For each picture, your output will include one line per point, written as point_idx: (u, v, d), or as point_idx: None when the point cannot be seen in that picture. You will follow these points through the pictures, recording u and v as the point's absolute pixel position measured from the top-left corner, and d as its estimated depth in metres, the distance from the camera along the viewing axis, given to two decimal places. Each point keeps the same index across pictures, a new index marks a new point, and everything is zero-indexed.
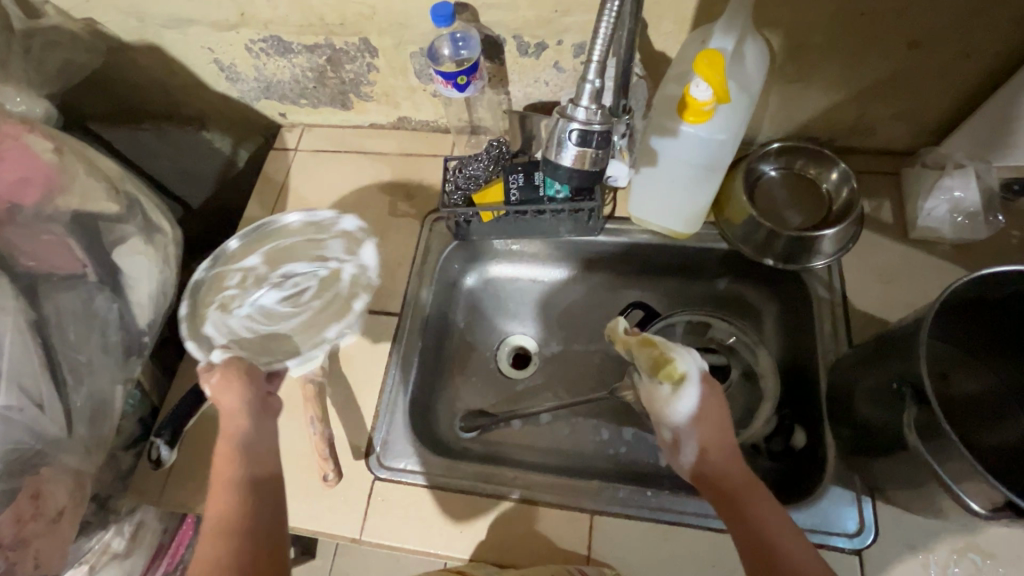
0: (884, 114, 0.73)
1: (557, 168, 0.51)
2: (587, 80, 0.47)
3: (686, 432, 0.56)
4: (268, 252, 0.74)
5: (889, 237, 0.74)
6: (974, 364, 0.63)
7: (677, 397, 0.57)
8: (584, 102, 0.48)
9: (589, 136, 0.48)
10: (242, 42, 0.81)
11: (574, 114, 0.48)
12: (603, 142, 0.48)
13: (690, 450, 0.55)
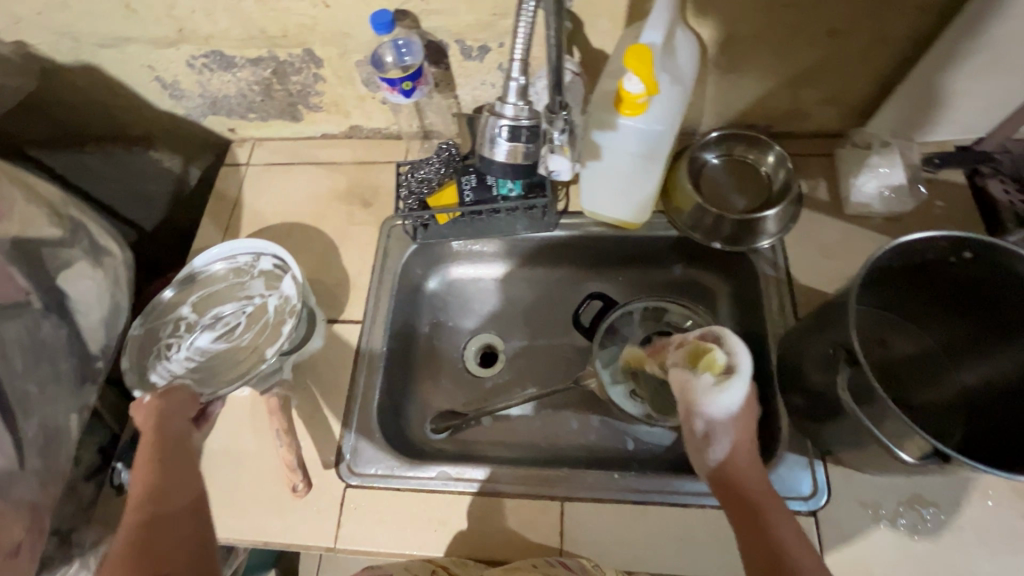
0: (813, 99, 0.77)
1: (492, 164, 0.54)
2: (513, 78, 0.51)
3: (721, 428, 0.54)
4: (196, 298, 0.75)
5: (826, 214, 0.78)
6: (910, 327, 0.67)
7: (721, 390, 0.54)
8: (511, 99, 0.51)
9: (519, 131, 0.52)
10: (183, 58, 0.80)
11: (502, 112, 0.52)
12: (532, 136, 0.52)
13: (719, 448, 0.55)
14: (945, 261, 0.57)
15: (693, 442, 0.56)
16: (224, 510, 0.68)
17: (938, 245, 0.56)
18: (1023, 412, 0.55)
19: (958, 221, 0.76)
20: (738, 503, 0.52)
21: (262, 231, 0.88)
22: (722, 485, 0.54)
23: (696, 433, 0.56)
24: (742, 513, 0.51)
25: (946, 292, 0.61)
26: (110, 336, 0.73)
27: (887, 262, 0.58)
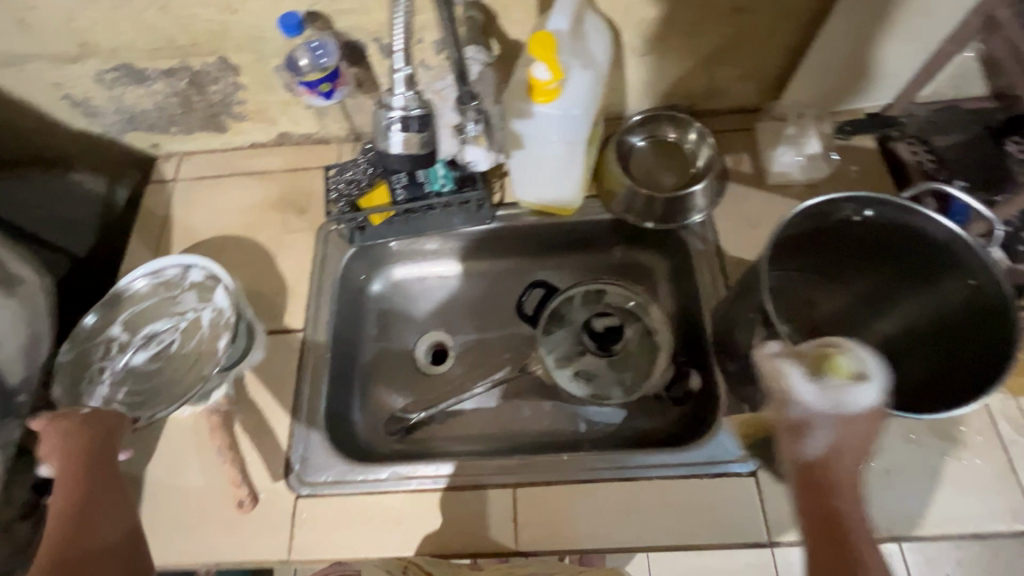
0: (729, 76, 0.80)
1: (389, 157, 0.55)
2: (398, 68, 0.51)
3: (824, 421, 0.45)
4: (127, 317, 0.73)
5: (752, 186, 0.81)
6: (833, 286, 0.70)
7: (850, 394, 0.44)
8: (399, 90, 0.52)
9: (409, 121, 0.52)
10: (92, 74, 0.77)
11: (391, 103, 0.52)
12: (424, 125, 0.53)
13: (818, 447, 0.45)
14: (849, 221, 0.61)
15: (783, 431, 0.47)
16: (170, 534, 0.66)
17: (838, 207, 0.59)
18: (930, 357, 0.62)
19: (872, 183, 0.80)
20: (825, 524, 0.43)
21: (195, 246, 0.85)
22: (810, 490, 0.45)
23: (787, 421, 0.47)
24: (826, 535, 0.43)
25: (855, 251, 0.65)
26: (31, 365, 0.69)
27: (797, 228, 0.61)
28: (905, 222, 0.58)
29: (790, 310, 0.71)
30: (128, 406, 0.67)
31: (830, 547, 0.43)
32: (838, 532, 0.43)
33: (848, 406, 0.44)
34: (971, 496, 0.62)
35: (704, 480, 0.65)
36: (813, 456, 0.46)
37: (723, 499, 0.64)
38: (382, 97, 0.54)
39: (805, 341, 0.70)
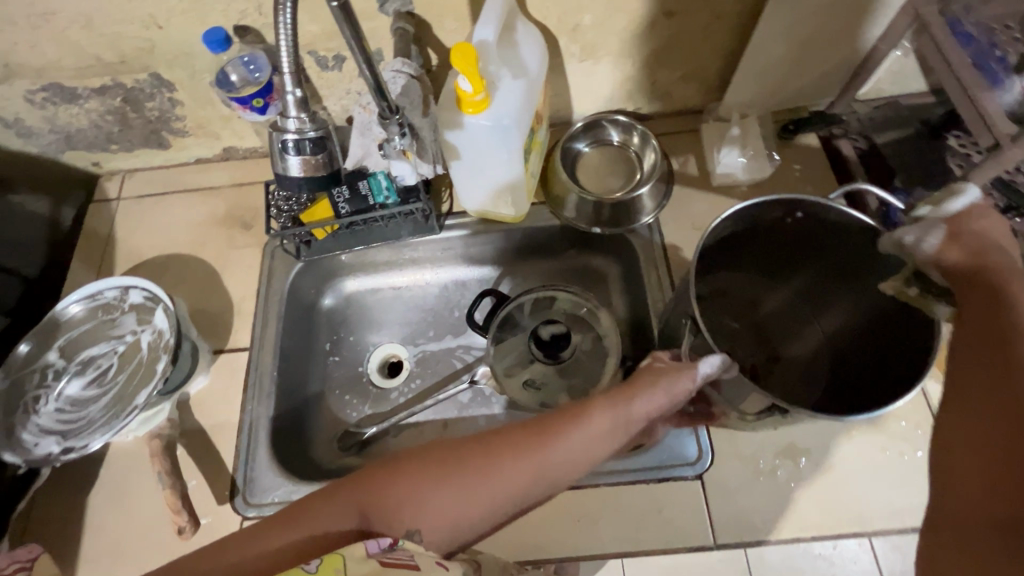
0: (670, 79, 0.80)
1: (289, 177, 0.64)
2: (288, 93, 0.57)
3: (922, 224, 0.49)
4: (62, 343, 0.71)
5: (697, 188, 0.81)
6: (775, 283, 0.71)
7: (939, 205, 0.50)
8: (292, 113, 0.59)
9: (303, 144, 0.61)
10: (20, 95, 0.75)
11: (286, 127, 0.60)
12: (316, 147, 0.61)
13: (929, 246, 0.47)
14: (782, 222, 0.61)
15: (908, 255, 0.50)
16: (109, 564, 0.64)
17: (774, 207, 0.58)
18: (869, 352, 0.62)
19: (815, 181, 0.81)
20: (982, 340, 0.39)
21: (139, 266, 0.84)
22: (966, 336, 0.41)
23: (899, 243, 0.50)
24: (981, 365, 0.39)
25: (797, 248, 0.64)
26: None
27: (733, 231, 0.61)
28: (835, 222, 0.58)
29: (735, 309, 0.71)
30: (62, 436, 0.65)
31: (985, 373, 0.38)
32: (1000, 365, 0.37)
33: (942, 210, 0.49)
34: (909, 488, 0.63)
35: (652, 485, 0.64)
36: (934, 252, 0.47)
37: (671, 503, 0.64)
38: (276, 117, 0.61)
39: (750, 340, 0.71)
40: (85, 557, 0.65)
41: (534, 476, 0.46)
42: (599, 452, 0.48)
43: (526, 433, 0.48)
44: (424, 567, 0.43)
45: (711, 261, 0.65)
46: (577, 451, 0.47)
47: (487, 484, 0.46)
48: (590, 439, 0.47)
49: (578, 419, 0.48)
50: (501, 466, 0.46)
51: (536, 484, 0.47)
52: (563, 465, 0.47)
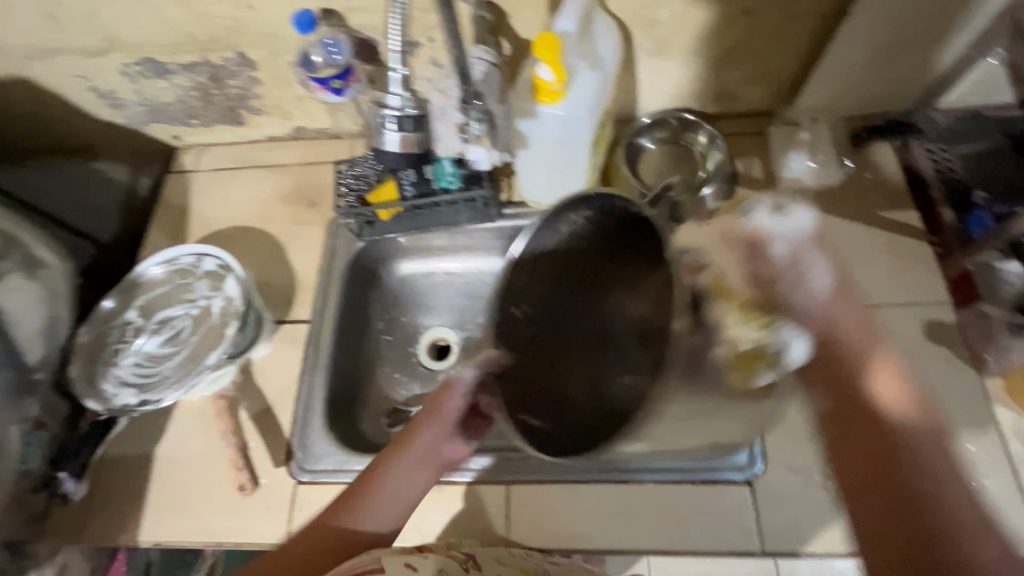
0: (741, 80, 0.79)
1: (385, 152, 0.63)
2: (393, 69, 0.57)
3: (816, 256, 0.55)
4: (141, 302, 0.75)
5: (762, 192, 0.80)
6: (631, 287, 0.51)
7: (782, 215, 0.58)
8: (396, 89, 0.59)
9: (405, 120, 0.60)
10: (116, 67, 0.80)
11: (389, 104, 0.60)
12: (416, 124, 0.60)
13: (821, 281, 0.54)
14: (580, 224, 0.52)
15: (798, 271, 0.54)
16: (172, 513, 0.68)
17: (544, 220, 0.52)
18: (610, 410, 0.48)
19: (886, 191, 0.78)
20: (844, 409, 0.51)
21: (211, 236, 0.88)
22: (831, 390, 0.52)
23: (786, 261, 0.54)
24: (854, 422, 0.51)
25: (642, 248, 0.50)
26: (49, 346, 0.70)
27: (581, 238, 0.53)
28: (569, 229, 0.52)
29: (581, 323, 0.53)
30: (138, 388, 0.69)
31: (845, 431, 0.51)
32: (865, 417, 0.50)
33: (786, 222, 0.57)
34: None
35: (698, 486, 0.64)
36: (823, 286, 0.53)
37: (718, 505, 0.63)
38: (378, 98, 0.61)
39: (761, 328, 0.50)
40: (150, 505, 0.68)
41: (367, 522, 0.52)
42: (413, 484, 0.54)
43: (348, 493, 0.54)
44: (389, 569, 0.46)
45: (575, 256, 0.53)
46: (399, 484, 0.54)
47: (336, 541, 0.51)
48: (400, 474, 0.54)
49: (386, 462, 0.54)
50: (340, 520, 0.52)
51: (376, 529, 0.52)
52: (391, 502, 0.53)
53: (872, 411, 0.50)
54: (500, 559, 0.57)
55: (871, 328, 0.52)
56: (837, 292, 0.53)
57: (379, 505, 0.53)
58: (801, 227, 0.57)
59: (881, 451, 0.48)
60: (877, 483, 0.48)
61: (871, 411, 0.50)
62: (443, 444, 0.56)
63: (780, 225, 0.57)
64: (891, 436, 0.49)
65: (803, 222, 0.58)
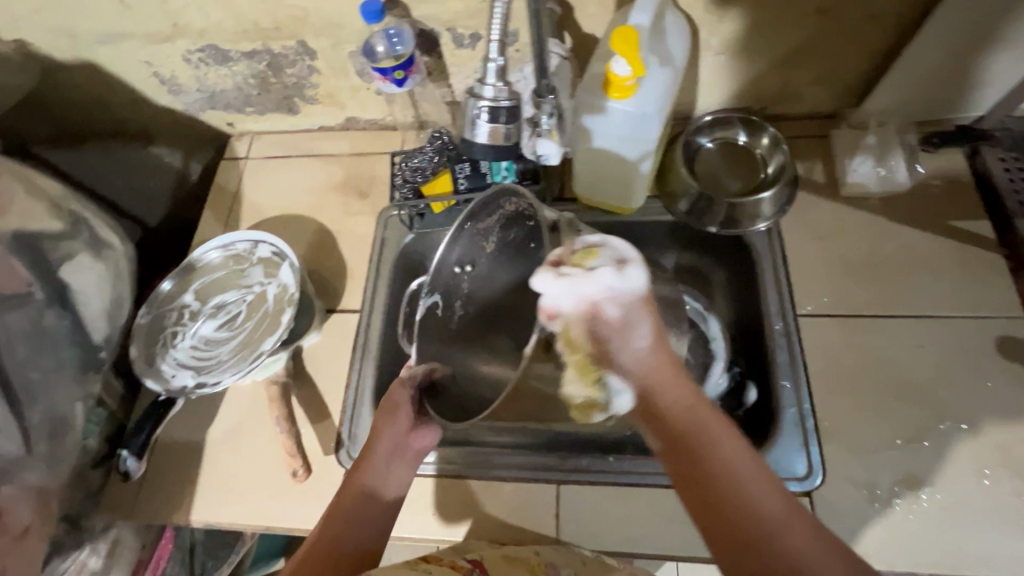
0: (807, 80, 0.77)
1: (475, 145, 0.52)
2: (491, 58, 0.50)
3: (634, 309, 0.48)
4: (198, 286, 0.76)
5: (823, 196, 0.78)
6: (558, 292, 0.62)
7: (613, 270, 0.48)
8: (490, 80, 0.49)
9: (498, 112, 0.50)
10: (180, 54, 0.81)
11: (482, 93, 0.50)
12: (511, 116, 0.50)
13: (639, 340, 0.49)
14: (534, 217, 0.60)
15: (615, 334, 0.49)
16: (223, 494, 0.69)
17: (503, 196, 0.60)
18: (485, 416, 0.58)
19: (955, 200, 0.75)
20: (674, 449, 0.48)
21: (262, 223, 0.88)
22: (655, 427, 0.49)
23: (609, 323, 0.49)
24: (681, 464, 0.48)
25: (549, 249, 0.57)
26: (113, 326, 0.68)
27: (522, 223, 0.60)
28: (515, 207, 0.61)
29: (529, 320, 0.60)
30: (196, 370, 0.71)
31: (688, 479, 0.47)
32: (688, 460, 0.47)
33: (616, 285, 0.48)
34: None
35: None
36: (642, 343, 0.49)
37: None
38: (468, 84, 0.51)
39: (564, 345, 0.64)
40: (202, 486, 0.69)
41: (377, 509, 0.57)
42: (391, 482, 0.59)
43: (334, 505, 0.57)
44: None
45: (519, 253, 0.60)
46: (382, 484, 0.58)
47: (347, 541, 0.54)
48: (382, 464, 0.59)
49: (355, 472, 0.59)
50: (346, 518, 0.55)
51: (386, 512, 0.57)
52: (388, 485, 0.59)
53: (690, 453, 0.47)
54: (509, 558, 0.58)
55: (668, 374, 0.49)
56: (653, 351, 0.49)
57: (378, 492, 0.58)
58: (637, 287, 0.48)
59: (708, 507, 0.46)
60: (721, 537, 0.45)
61: (693, 445, 0.47)
62: (407, 439, 0.60)
63: (616, 283, 0.48)
64: (692, 466, 0.47)
65: (636, 279, 0.48)
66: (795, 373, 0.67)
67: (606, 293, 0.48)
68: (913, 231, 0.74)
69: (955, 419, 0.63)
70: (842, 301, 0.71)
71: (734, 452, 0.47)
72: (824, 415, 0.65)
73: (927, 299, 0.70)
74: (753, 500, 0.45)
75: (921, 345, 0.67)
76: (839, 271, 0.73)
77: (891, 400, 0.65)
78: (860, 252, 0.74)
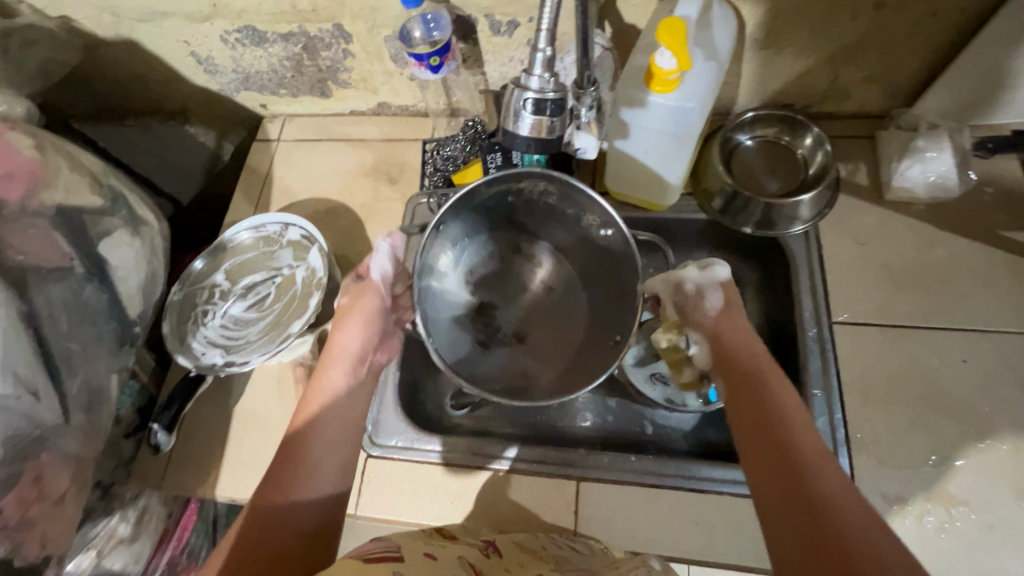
0: (857, 77, 0.74)
1: (515, 139, 0.48)
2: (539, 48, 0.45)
3: (710, 286, 0.61)
4: (229, 266, 0.77)
5: (865, 200, 0.75)
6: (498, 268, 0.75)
7: (708, 268, 0.62)
8: (536, 70, 0.45)
9: (544, 104, 0.45)
10: (218, 33, 0.81)
11: (528, 84, 0.46)
12: (558, 109, 0.46)
13: (713, 301, 0.60)
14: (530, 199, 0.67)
15: (688, 300, 0.62)
16: (248, 471, 0.70)
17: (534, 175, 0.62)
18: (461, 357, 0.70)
19: (1008, 209, 0.71)
20: (736, 372, 0.55)
21: (292, 205, 0.89)
22: (723, 358, 0.57)
23: (688, 293, 0.62)
24: (741, 385, 0.53)
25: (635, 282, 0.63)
26: (148, 302, 0.70)
27: (504, 197, 0.67)
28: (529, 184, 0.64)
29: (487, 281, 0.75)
30: (225, 349, 0.72)
31: (744, 394, 0.53)
32: (748, 380, 0.53)
33: (705, 276, 0.61)
34: None
35: None
36: (715, 305, 0.60)
37: None
38: (512, 77, 0.47)
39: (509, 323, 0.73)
40: (227, 462, 0.71)
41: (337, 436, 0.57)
42: (353, 395, 0.61)
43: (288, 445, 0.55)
44: (409, 557, 0.47)
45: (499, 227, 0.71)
46: (336, 428, 0.57)
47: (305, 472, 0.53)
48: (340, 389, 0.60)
49: (321, 377, 0.62)
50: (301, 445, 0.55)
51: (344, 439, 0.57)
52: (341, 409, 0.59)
53: (752, 375, 0.54)
54: (521, 544, 0.57)
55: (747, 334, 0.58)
56: (725, 313, 0.59)
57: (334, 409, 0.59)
58: (720, 277, 0.61)
59: (760, 414, 0.50)
60: (759, 445, 0.48)
61: (754, 382, 0.53)
62: (372, 352, 0.65)
63: (705, 273, 0.61)
64: (751, 384, 0.53)
65: (723, 272, 0.62)
66: (826, 381, 0.66)
67: (706, 279, 0.61)
68: (961, 239, 0.71)
69: (995, 436, 0.61)
70: (881, 309, 0.69)
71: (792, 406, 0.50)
72: (856, 425, 0.63)
73: (972, 311, 0.67)
74: (794, 431, 0.48)
75: (963, 359, 0.65)
76: (880, 277, 0.70)
77: (929, 413, 0.63)
78: (903, 259, 0.71)
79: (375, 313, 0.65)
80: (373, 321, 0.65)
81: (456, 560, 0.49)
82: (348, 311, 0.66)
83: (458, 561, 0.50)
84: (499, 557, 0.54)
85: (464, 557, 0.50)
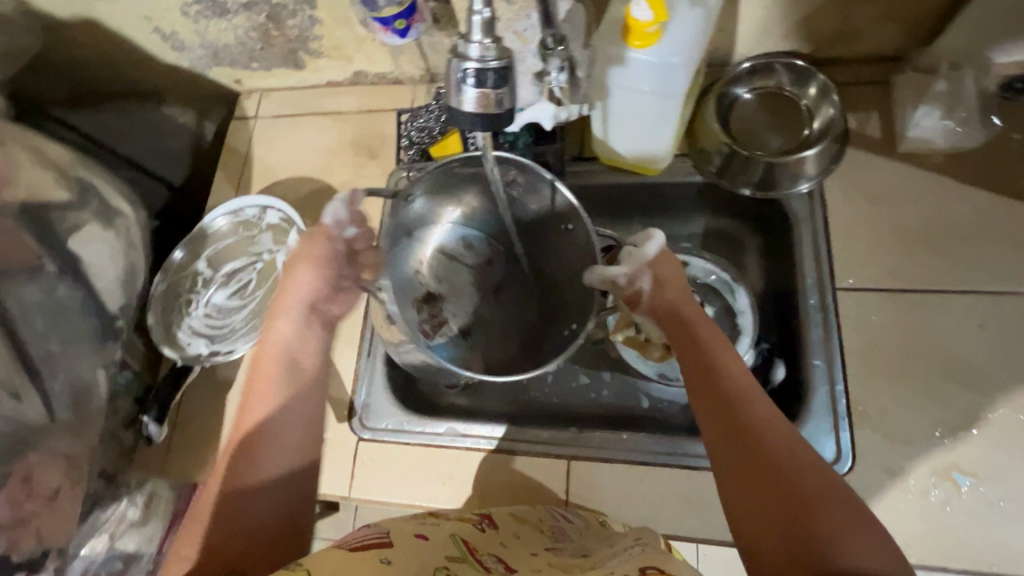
0: (870, 15, 0.66)
1: (459, 116, 0.43)
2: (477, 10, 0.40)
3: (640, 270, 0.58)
4: (209, 253, 0.76)
5: (877, 153, 0.69)
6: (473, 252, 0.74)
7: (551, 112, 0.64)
8: (475, 37, 0.41)
9: (485, 74, 0.40)
10: (177, 7, 0.77)
11: (467, 52, 0.41)
12: (502, 79, 0.41)
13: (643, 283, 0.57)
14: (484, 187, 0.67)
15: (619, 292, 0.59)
16: None
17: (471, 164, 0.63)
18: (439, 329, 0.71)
19: None
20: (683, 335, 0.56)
21: (273, 186, 0.86)
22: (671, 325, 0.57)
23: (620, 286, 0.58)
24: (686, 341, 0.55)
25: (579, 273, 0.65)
26: (128, 294, 0.71)
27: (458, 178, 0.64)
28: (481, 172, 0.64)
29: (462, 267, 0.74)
30: (210, 339, 0.72)
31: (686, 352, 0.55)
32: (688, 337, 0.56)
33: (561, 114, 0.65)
34: None
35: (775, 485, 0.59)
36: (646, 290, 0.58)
37: None
38: (453, 48, 0.43)
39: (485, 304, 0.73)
40: None
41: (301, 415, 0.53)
42: (303, 350, 0.57)
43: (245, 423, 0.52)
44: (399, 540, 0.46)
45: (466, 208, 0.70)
46: (302, 399, 0.54)
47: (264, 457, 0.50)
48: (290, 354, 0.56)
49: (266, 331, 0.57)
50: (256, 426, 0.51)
51: (301, 418, 0.53)
52: (299, 385, 0.54)
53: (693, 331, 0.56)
54: (520, 517, 0.56)
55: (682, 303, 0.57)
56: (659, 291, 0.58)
57: (289, 379, 0.54)
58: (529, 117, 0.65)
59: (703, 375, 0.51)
60: (717, 407, 0.49)
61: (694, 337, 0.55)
62: (323, 303, 0.59)
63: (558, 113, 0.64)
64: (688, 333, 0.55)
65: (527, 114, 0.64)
66: (828, 351, 0.62)
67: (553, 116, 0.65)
68: (983, 194, 0.65)
69: (1010, 407, 0.58)
70: (892, 275, 0.64)
71: (704, 325, 0.56)
72: (859, 398, 0.60)
73: (989, 271, 0.62)
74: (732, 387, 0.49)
75: (979, 326, 0.61)
76: (891, 239, 0.65)
77: (940, 384, 0.59)
78: (918, 218, 0.66)
79: (325, 262, 0.60)
80: (324, 270, 0.59)
81: (448, 539, 0.48)
82: (295, 260, 0.60)
83: (451, 539, 0.48)
84: (494, 530, 0.53)
85: (456, 535, 0.49)
